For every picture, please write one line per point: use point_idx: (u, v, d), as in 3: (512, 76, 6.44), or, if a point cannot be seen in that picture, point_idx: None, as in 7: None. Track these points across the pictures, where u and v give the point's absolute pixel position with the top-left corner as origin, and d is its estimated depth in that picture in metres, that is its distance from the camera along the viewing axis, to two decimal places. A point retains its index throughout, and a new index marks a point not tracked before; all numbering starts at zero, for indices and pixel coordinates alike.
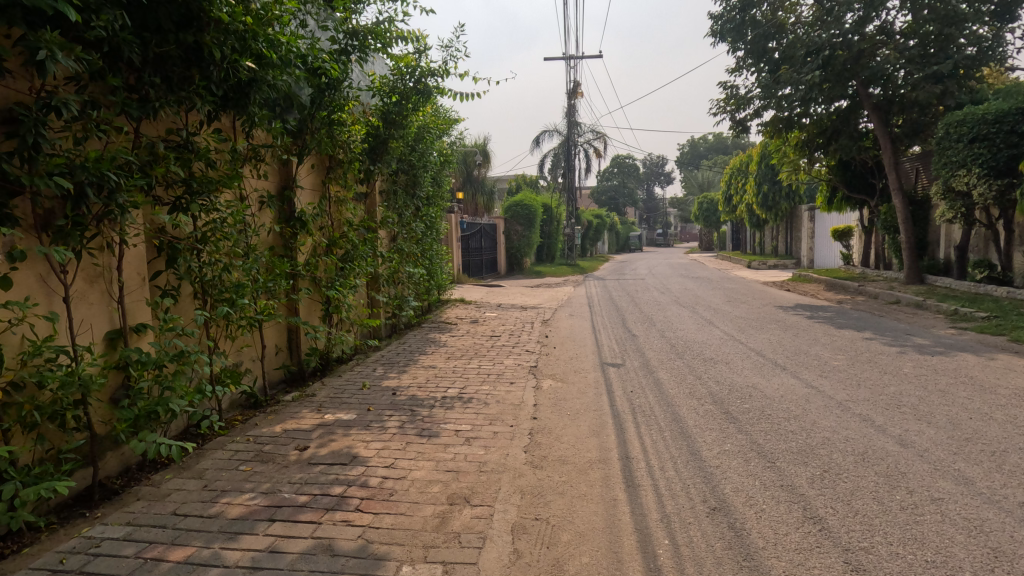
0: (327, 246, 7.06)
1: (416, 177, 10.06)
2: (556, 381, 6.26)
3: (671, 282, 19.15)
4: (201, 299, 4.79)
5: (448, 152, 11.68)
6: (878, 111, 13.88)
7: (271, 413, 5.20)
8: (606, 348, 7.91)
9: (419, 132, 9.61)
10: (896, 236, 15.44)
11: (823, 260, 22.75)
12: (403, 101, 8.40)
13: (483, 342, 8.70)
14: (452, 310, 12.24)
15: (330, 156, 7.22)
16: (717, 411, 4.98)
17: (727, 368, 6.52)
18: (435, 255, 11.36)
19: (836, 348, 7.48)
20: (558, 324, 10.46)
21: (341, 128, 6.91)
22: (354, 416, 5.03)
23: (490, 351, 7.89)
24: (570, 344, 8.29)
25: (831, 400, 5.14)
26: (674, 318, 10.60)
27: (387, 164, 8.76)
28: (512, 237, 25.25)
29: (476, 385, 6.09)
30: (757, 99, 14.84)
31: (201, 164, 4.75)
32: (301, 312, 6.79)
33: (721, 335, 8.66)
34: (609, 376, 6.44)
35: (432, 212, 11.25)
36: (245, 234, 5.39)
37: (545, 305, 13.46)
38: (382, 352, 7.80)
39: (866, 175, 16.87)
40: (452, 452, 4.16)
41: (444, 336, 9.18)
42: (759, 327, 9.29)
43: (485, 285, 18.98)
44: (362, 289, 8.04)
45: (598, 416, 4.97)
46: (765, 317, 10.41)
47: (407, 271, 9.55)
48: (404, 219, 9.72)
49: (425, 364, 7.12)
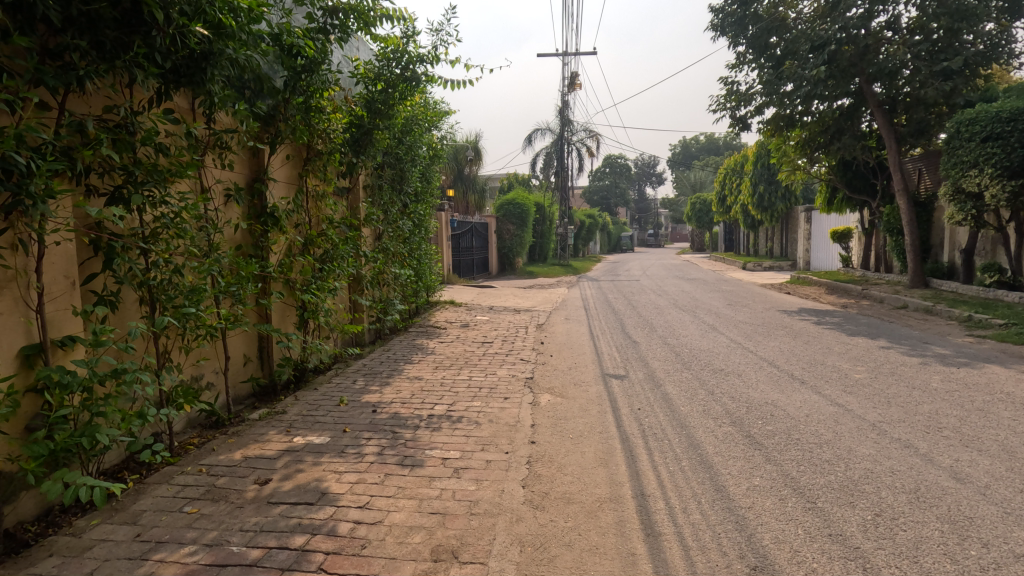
0: (303, 245, 6.41)
1: (404, 173, 9.45)
2: (555, 396, 5.67)
3: (667, 284, 18.67)
4: (149, 306, 4.13)
5: (438, 147, 11.08)
6: (883, 109, 13.47)
7: (232, 435, 4.56)
8: (607, 357, 7.34)
9: (406, 123, 9.00)
10: (899, 239, 15.04)
11: (820, 262, 22.37)
12: (389, 89, 7.79)
13: (475, 349, 8.11)
14: (441, 313, 11.61)
15: (307, 146, 6.57)
16: (737, 434, 4.42)
17: (741, 382, 5.97)
18: (423, 255, 10.74)
19: (853, 359, 6.96)
20: (554, 329, 9.89)
21: (320, 116, 6.29)
22: (327, 440, 4.41)
23: (481, 360, 7.29)
24: (567, 353, 7.71)
25: (863, 421, 4.61)
26: (675, 323, 10.07)
27: (372, 157, 8.13)
28: (504, 237, 24.67)
29: (466, 400, 5.49)
30: (759, 95, 14.35)
31: (149, 150, 4.11)
32: (274, 318, 6.16)
33: (728, 342, 8.16)
34: (612, 390, 5.87)
35: (421, 210, 10.64)
36: (205, 231, 4.75)
37: (538, 308, 12.90)
38: (365, 361, 7.18)
39: (867, 176, 16.47)
40: (438, 488, 3.57)
41: (432, 342, 8.55)
42: (766, 334, 8.77)
43: (476, 285, 18.41)
44: (343, 292, 7.42)
45: (605, 440, 4.40)
46: (770, 323, 9.90)
47: (393, 272, 8.92)
48: (390, 216, 9.10)
49: (411, 376, 6.50)
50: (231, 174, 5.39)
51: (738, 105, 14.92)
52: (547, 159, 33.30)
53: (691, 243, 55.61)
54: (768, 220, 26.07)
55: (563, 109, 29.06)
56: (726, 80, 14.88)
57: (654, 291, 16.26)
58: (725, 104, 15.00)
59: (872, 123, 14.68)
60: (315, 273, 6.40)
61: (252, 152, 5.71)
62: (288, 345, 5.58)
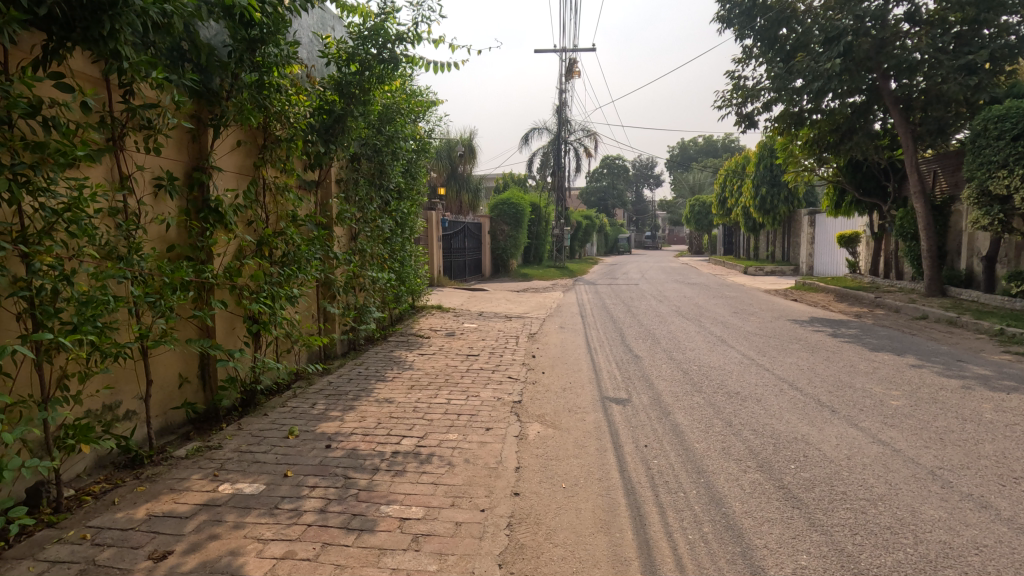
0: (255, 245, 5.54)
1: (384, 167, 8.57)
2: (546, 427, 4.81)
3: (667, 289, 17.85)
4: (29, 323, 3.26)
5: (423, 141, 10.22)
6: (900, 106, 12.69)
7: (146, 480, 3.68)
8: (606, 376, 6.48)
9: (385, 111, 8.15)
10: (913, 244, 14.24)
11: (824, 267, 21.64)
12: (364, 72, 6.97)
13: (457, 363, 7.26)
14: (426, 320, 10.70)
15: (264, 131, 5.72)
16: (769, 485, 3.58)
17: (761, 410, 5.12)
18: (406, 257, 9.91)
19: (885, 381, 6.12)
20: (547, 339, 9.07)
21: (277, 96, 5.46)
22: (259, 489, 3.55)
23: (463, 378, 6.41)
24: (561, 370, 6.83)
25: (919, 468, 3.79)
26: (680, 334, 9.21)
27: (344, 146, 7.31)
28: (498, 238, 23.84)
29: (439, 432, 4.63)
30: (767, 90, 13.57)
31: (33, 124, 3.27)
32: (221, 333, 5.24)
33: (740, 358, 7.34)
34: (613, 419, 5.03)
35: (404, 207, 9.80)
36: (118, 228, 3.90)
37: (532, 314, 12.01)
38: (331, 379, 6.29)
39: (878, 177, 15.74)
40: (389, 569, 2.71)
41: (411, 355, 7.66)
42: (781, 348, 7.92)
43: (468, 288, 17.58)
44: (307, 298, 6.56)
45: (605, 492, 3.55)
46: (784, 336, 9.04)
47: (369, 275, 8.04)
48: (367, 214, 8.23)
49: (380, 397, 5.64)
50: (162, 160, 4.52)
51: (745, 101, 14.13)
52: (543, 158, 32.46)
53: (688, 245, 54.97)
54: (769, 222, 25.31)
55: (560, 107, 28.33)
56: (732, 74, 14.09)
57: (654, 296, 15.47)
58: (731, 100, 14.20)
59: (886, 122, 13.93)
60: (273, 277, 5.56)
61: (190, 136, 4.82)
62: (231, 363, 4.72)
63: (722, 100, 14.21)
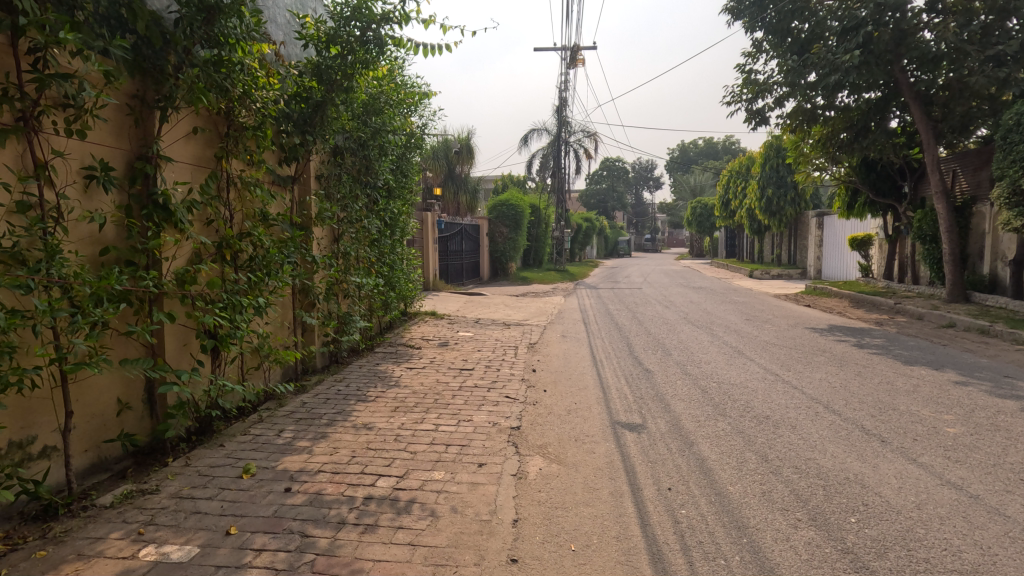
0: (214, 249, 4.83)
1: (371, 162, 7.87)
2: (549, 462, 4.08)
3: (672, 293, 17.17)
4: None
5: (416, 135, 9.54)
6: (920, 101, 12.03)
7: (51, 541, 2.94)
8: (615, 396, 5.76)
9: (371, 102, 7.47)
10: (932, 247, 13.55)
11: (832, 271, 20.98)
12: (345, 55, 6.26)
13: (449, 378, 6.56)
14: (418, 328, 9.99)
15: (226, 117, 5.02)
16: (830, 549, 2.86)
17: (799, 441, 4.39)
18: (396, 261, 9.22)
19: (931, 402, 5.40)
20: (549, 349, 8.37)
21: (240, 77, 4.78)
22: (191, 554, 2.82)
23: (454, 399, 5.69)
24: (564, 388, 6.11)
25: (1011, 524, 3.07)
26: (692, 344, 8.50)
27: (323, 137, 6.65)
28: (497, 240, 23.15)
29: (423, 470, 3.91)
30: (779, 84, 12.92)
31: None
32: (171, 355, 4.40)
33: (762, 373, 6.64)
34: (627, 451, 4.31)
35: (394, 207, 9.12)
36: (26, 226, 3.20)
37: (532, 321, 11.31)
38: (305, 399, 5.56)
39: (892, 177, 15.10)
40: None
41: (398, 370, 6.93)
42: (807, 362, 7.20)
43: (465, 293, 16.90)
44: (278, 308, 5.84)
45: (626, 560, 2.83)
46: (804, 347, 8.33)
47: (352, 281, 7.33)
48: (351, 214, 7.52)
49: (357, 423, 4.91)
50: (94, 146, 3.83)
51: (755, 97, 13.46)
52: (543, 159, 31.79)
53: (690, 249, 54.42)
54: (776, 225, 24.63)
55: (560, 107, 27.72)
56: (742, 68, 13.44)
57: (660, 301, 14.78)
58: (741, 95, 13.53)
59: (903, 119, 13.26)
60: (237, 284, 4.84)
61: (133, 119, 4.12)
62: (178, 387, 4.00)
63: (731, 96, 13.55)
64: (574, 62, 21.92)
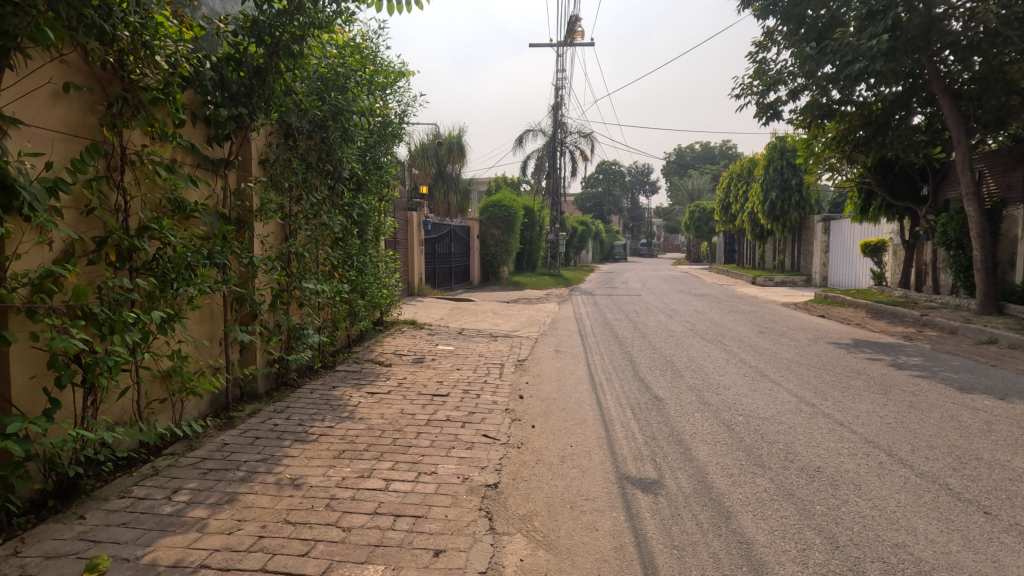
0: (95, 245, 3.66)
1: (332, 148, 6.71)
2: (536, 550, 2.91)
3: (673, 301, 16.13)
4: None
5: (392, 123, 8.41)
6: (950, 93, 10.99)
7: None
8: (620, 436, 4.59)
9: (329, 75, 6.32)
10: (957, 254, 12.47)
11: (840, 278, 19.99)
12: (292, 12, 5.13)
13: (415, 407, 5.38)
14: (392, 340, 8.83)
15: (116, 76, 3.82)
16: None
17: (873, 514, 3.23)
18: (364, 264, 8.08)
19: (1019, 447, 4.28)
20: (540, 368, 7.23)
21: (129, 19, 3.62)
22: None
23: (417, 438, 4.50)
24: (557, 424, 4.93)
25: None
26: (705, 364, 7.38)
27: (266, 111, 5.45)
28: (488, 243, 22.01)
29: (353, 563, 2.74)
30: (794, 75, 11.86)
31: None
32: (18, 400, 3.17)
33: (795, 403, 5.52)
34: (643, 525, 3.16)
35: (364, 202, 7.98)
36: None
37: (521, 332, 10.14)
38: (226, 440, 4.34)
39: (910, 178, 14.09)
40: None
41: (356, 395, 5.75)
42: (844, 388, 6.06)
43: (452, 298, 15.77)
44: (193, 321, 4.65)
45: None
46: (835, 367, 7.20)
47: (305, 287, 6.15)
48: (306, 208, 6.33)
49: (282, 477, 3.71)
50: None
51: (767, 89, 12.40)
52: (537, 160, 30.75)
53: (688, 254, 53.68)
54: (779, 229, 23.63)
55: (557, 106, 26.70)
56: (753, 58, 12.40)
57: (662, 310, 13.66)
58: (751, 88, 12.48)
59: (928, 114, 12.21)
60: (126, 293, 3.66)
61: None
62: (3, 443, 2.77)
63: (741, 88, 12.50)
64: (573, 32, 20.24)
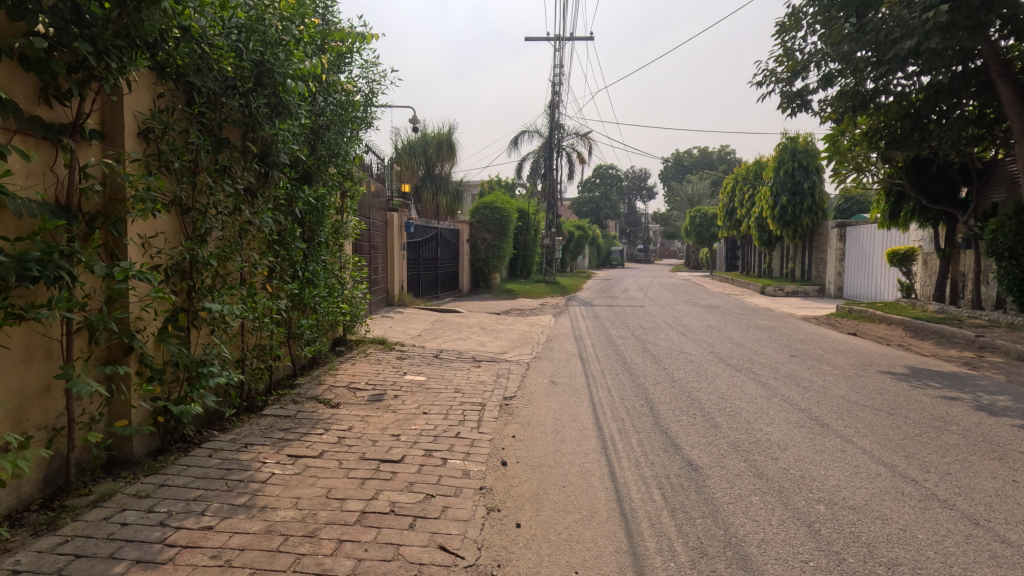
0: None
1: (259, 123, 5.07)
2: None
3: (682, 314, 14.56)
4: None
5: (353, 102, 6.79)
6: (1009, 78, 9.50)
7: None
8: (653, 553, 2.96)
9: (254, 24, 4.72)
10: (1009, 265, 10.86)
11: (859, 289, 18.51)
12: None
13: (350, 486, 3.71)
14: (349, 367, 7.18)
15: None
16: None
17: None
18: (313, 275, 6.44)
19: None
20: (531, 411, 5.60)
21: None
22: None
23: (334, 558, 2.84)
24: (554, 523, 3.29)
25: None
26: (742, 405, 5.78)
27: (141, 59, 3.82)
28: (479, 248, 20.46)
29: None
30: (826, 57, 10.31)
31: None
32: None
33: (890, 480, 3.89)
34: None
35: (313, 195, 6.34)
36: None
37: (511, 355, 8.50)
38: (18, 565, 2.70)
39: (949, 180, 12.59)
40: None
41: (271, 462, 4.07)
42: (942, 451, 4.45)
43: (436, 309, 14.15)
44: None
45: None
46: (910, 412, 5.59)
47: (210, 307, 4.48)
48: (218, 200, 4.68)
49: None
50: None
51: (794, 75, 10.90)
52: (533, 162, 29.26)
53: (688, 261, 52.26)
54: (790, 236, 22.14)
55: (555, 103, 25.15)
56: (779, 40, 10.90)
57: (671, 326, 12.10)
58: (776, 74, 10.99)
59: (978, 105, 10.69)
60: None
61: None
62: None
63: (764, 75, 11.00)
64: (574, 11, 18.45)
